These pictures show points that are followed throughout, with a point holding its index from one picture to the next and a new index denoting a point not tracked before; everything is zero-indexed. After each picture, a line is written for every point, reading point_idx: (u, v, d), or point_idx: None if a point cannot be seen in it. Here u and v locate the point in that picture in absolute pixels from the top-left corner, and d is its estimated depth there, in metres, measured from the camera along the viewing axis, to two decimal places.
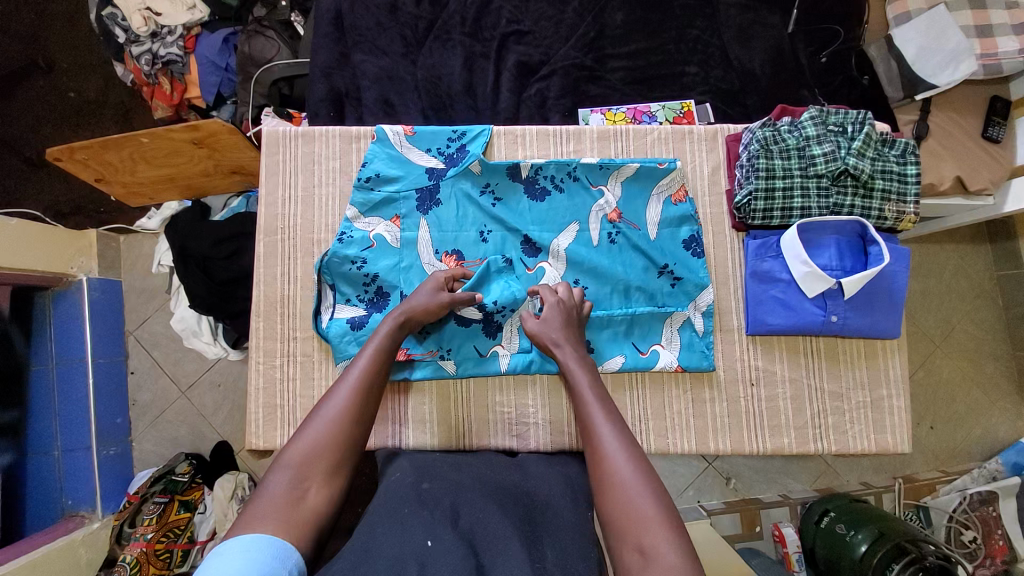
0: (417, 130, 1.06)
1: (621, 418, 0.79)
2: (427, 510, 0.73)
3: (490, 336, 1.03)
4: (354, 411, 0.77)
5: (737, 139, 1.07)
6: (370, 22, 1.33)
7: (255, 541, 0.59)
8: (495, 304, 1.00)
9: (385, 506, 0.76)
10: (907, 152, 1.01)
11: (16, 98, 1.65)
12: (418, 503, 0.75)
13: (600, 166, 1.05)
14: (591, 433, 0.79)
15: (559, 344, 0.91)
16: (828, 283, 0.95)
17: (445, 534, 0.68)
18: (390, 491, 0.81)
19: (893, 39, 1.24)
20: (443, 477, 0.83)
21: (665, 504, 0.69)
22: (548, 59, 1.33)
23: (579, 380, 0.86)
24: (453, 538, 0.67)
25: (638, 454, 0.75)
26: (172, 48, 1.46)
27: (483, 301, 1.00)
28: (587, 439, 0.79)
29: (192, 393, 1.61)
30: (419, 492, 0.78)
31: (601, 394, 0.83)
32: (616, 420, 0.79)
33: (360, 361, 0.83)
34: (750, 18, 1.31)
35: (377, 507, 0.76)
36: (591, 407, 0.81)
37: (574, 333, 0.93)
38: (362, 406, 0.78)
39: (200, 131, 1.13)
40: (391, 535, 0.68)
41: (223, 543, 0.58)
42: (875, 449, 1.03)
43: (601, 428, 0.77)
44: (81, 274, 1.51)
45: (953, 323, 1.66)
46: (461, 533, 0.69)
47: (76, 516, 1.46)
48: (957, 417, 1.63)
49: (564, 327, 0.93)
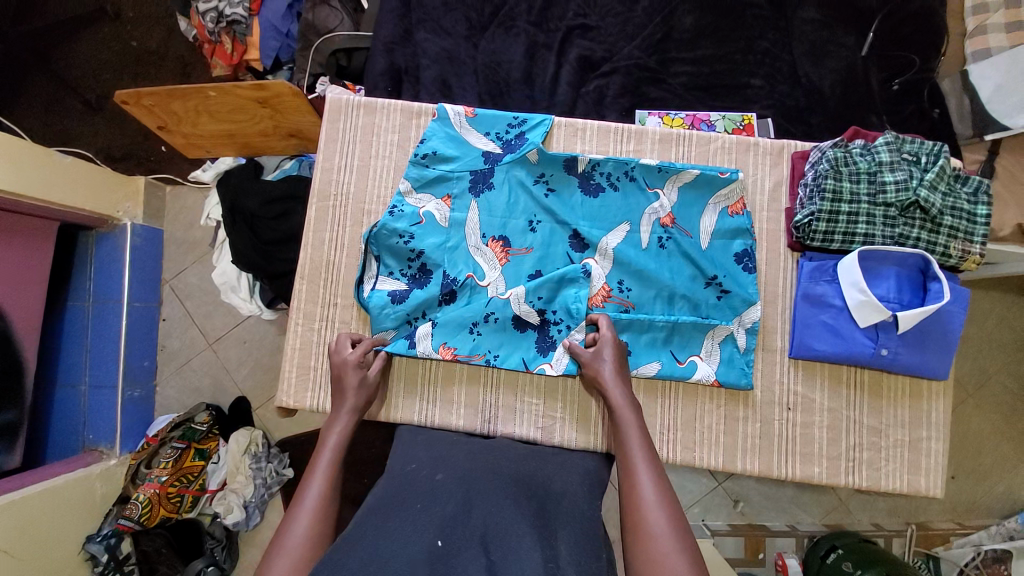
0: (478, 111, 1.05)
1: (662, 471, 0.79)
2: (438, 506, 0.72)
3: (541, 352, 1.00)
4: (319, 534, 0.74)
5: (804, 157, 1.04)
6: (437, 1, 1.33)
7: None
8: (554, 318, 1.00)
9: (397, 496, 0.76)
10: (980, 191, 0.97)
11: (82, 41, 1.69)
12: (429, 497, 0.74)
13: (658, 169, 1.03)
14: (632, 479, 0.78)
15: (613, 382, 0.90)
16: (883, 315, 0.93)
17: (456, 533, 0.67)
18: (403, 483, 0.80)
19: (970, 74, 1.20)
20: (459, 467, 0.83)
21: (695, 561, 0.68)
22: (611, 56, 1.31)
23: (627, 419, 0.86)
24: (463, 535, 0.66)
25: (673, 504, 0.74)
26: (238, 9, 1.47)
27: (541, 301, 0.99)
28: (624, 483, 0.79)
29: (218, 346, 1.64)
30: (432, 484, 0.78)
31: (645, 443, 0.83)
32: (657, 472, 0.79)
33: (315, 483, 0.80)
34: (825, 36, 1.28)
35: (386, 499, 0.76)
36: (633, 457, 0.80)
37: (622, 372, 0.92)
38: (323, 531, 0.75)
39: (266, 91, 1.15)
40: (401, 529, 0.67)
41: None
42: (906, 490, 0.99)
43: (641, 475, 0.77)
44: (126, 219, 1.55)
45: (989, 373, 1.60)
46: (473, 528, 0.68)
47: (94, 451, 1.49)
48: (982, 469, 1.58)
49: (615, 362, 0.92)
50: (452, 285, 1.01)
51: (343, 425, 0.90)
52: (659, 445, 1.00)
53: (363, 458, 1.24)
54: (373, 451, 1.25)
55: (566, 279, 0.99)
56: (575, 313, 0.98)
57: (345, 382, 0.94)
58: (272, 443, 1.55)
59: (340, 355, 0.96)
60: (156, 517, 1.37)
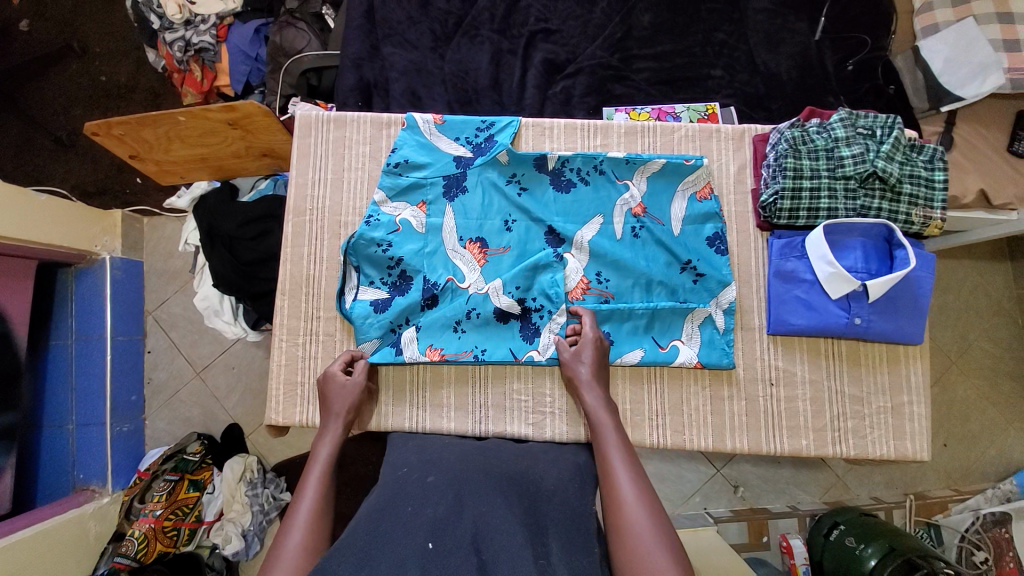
0: (446, 118, 1.07)
1: (640, 468, 0.80)
2: (431, 508, 0.72)
3: (525, 339, 1.02)
4: (314, 542, 0.75)
5: (765, 139, 1.07)
6: (401, 15, 1.35)
7: None
8: (534, 305, 1.02)
9: (389, 500, 0.76)
10: (935, 158, 1.01)
11: (50, 79, 1.70)
12: (420, 500, 0.74)
13: (626, 161, 1.05)
14: (612, 480, 0.79)
15: (589, 386, 0.92)
16: (853, 285, 0.95)
17: (447, 534, 0.67)
18: (395, 488, 0.80)
19: (921, 51, 1.25)
20: (449, 469, 0.83)
21: (674, 549, 0.70)
22: (574, 58, 1.34)
23: (602, 421, 0.87)
24: (454, 536, 0.67)
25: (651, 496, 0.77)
26: (206, 36, 1.49)
27: (519, 292, 1.01)
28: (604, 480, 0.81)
29: (206, 374, 1.63)
30: (424, 487, 0.78)
31: (623, 442, 0.84)
32: (635, 470, 0.80)
33: (308, 492, 0.81)
34: (778, 24, 1.32)
35: (379, 504, 0.76)
36: (609, 453, 0.82)
37: (599, 371, 0.94)
38: (318, 537, 0.76)
39: (236, 112, 1.16)
40: (395, 533, 0.67)
41: None
42: (894, 456, 1.02)
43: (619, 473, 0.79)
44: (105, 253, 1.54)
45: (970, 340, 1.64)
46: (464, 528, 0.68)
47: (86, 490, 1.47)
48: (972, 435, 1.61)
49: (592, 363, 0.94)
50: (433, 289, 1.02)
51: (332, 436, 0.91)
52: (648, 430, 1.01)
53: (359, 473, 1.24)
54: (369, 465, 1.24)
55: (542, 267, 1.02)
56: (554, 296, 1.01)
57: (329, 392, 0.96)
58: (267, 468, 1.55)
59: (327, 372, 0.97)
60: (153, 553, 1.36)
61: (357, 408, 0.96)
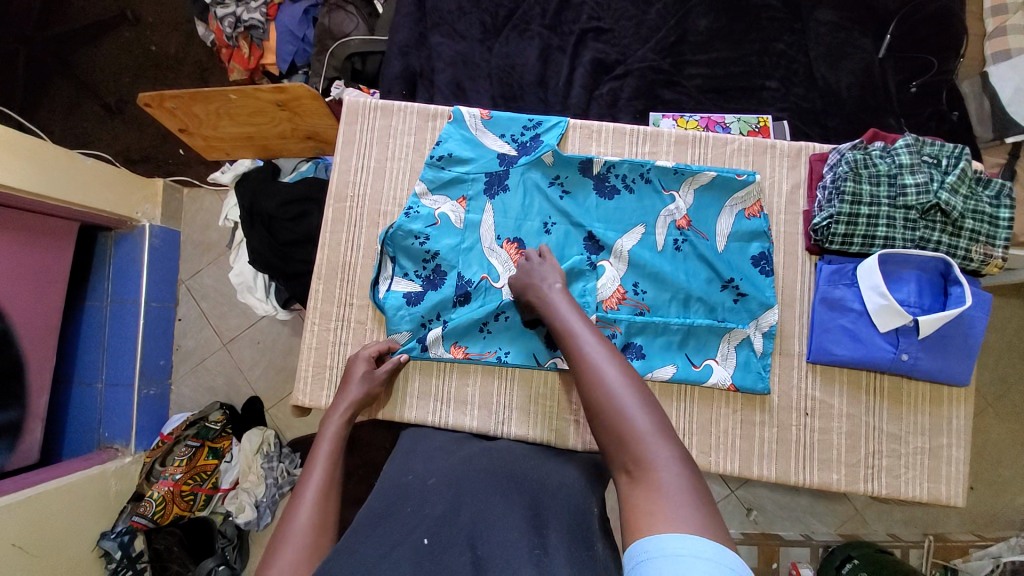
0: (494, 114, 1.06)
1: (606, 337, 0.77)
2: (427, 508, 0.71)
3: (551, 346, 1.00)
4: (317, 522, 0.74)
5: (822, 159, 1.03)
6: (452, 5, 1.34)
7: (678, 542, 0.53)
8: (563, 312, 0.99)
9: (387, 504, 0.75)
10: (1003, 194, 0.95)
11: (102, 46, 1.73)
12: (421, 501, 0.74)
13: (674, 171, 1.02)
14: (578, 352, 0.76)
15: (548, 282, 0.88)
16: (904, 319, 0.92)
17: (444, 531, 0.66)
18: (398, 488, 0.79)
19: (989, 77, 1.19)
20: (451, 469, 0.81)
21: (660, 419, 0.67)
22: (625, 59, 1.31)
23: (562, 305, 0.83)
24: (451, 535, 0.65)
25: (628, 370, 0.73)
26: (256, 14, 1.50)
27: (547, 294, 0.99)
28: (573, 361, 0.76)
29: (232, 346, 1.65)
30: (424, 488, 0.77)
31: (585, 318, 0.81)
32: (602, 340, 0.77)
33: (315, 470, 0.82)
34: (841, 38, 1.27)
35: (378, 507, 0.74)
36: (577, 336, 0.78)
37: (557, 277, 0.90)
38: (324, 519, 0.75)
39: (285, 94, 1.16)
40: (388, 538, 0.65)
41: (667, 548, 0.53)
42: (927, 499, 0.97)
43: (585, 344, 0.75)
44: (144, 221, 1.57)
45: (1009, 382, 1.57)
46: (461, 527, 0.66)
47: (110, 449, 1.51)
48: (1002, 481, 1.54)
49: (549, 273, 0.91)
50: (468, 286, 1.02)
51: (336, 426, 0.89)
52: None
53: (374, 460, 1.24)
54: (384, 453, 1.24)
55: (575, 274, 1.00)
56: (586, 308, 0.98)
57: (352, 374, 0.96)
58: (284, 444, 1.57)
59: (351, 361, 0.98)
60: (169, 515, 1.40)
61: (369, 397, 0.96)
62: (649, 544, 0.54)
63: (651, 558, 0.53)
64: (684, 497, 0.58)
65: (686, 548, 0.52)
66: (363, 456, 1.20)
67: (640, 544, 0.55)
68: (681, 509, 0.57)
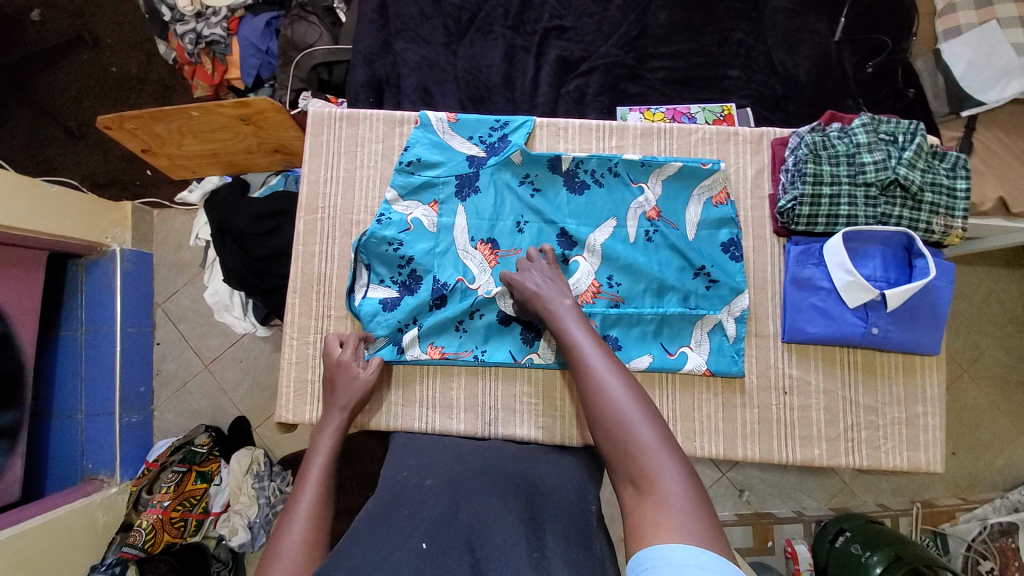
0: (460, 117, 1.06)
1: (607, 349, 0.78)
2: (426, 509, 0.70)
3: (526, 343, 1.02)
4: (309, 538, 0.73)
5: (784, 143, 1.06)
6: (413, 10, 1.33)
7: (683, 553, 0.54)
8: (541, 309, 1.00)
9: (383, 509, 0.74)
10: (958, 166, 0.98)
11: (60, 70, 1.69)
12: (418, 502, 0.73)
13: (642, 163, 1.04)
14: (581, 363, 0.77)
15: (548, 292, 0.89)
16: (871, 294, 0.94)
17: (442, 534, 0.64)
18: (393, 493, 0.78)
19: (942, 52, 1.23)
20: (448, 472, 0.81)
21: (664, 432, 0.68)
22: (589, 56, 1.32)
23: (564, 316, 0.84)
24: (451, 535, 0.64)
25: (632, 383, 0.74)
26: (216, 29, 1.49)
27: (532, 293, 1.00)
28: (577, 372, 0.78)
29: (215, 367, 1.63)
30: (421, 490, 0.76)
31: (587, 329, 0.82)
32: (603, 351, 0.78)
33: (309, 491, 0.80)
34: (797, 24, 1.29)
35: (373, 513, 0.74)
36: (580, 347, 0.79)
37: (557, 286, 0.91)
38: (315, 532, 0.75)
39: (248, 108, 1.15)
40: (386, 542, 0.64)
41: (671, 558, 0.54)
42: (907, 467, 1.00)
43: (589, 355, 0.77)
44: (115, 245, 1.54)
45: (982, 347, 1.61)
46: (459, 528, 0.66)
47: (94, 480, 1.47)
48: (982, 443, 1.58)
49: (548, 282, 0.91)
50: (443, 289, 1.02)
51: (330, 441, 0.89)
52: None
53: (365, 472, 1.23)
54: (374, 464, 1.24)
55: None
56: None
57: (334, 384, 0.95)
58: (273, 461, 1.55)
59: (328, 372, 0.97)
60: (160, 543, 1.36)
61: (353, 408, 0.94)
62: (653, 553, 0.56)
63: (654, 566, 0.54)
64: (687, 507, 0.60)
65: (690, 558, 0.53)
66: (353, 468, 1.19)
67: (645, 552, 0.56)
68: (683, 517, 0.58)
